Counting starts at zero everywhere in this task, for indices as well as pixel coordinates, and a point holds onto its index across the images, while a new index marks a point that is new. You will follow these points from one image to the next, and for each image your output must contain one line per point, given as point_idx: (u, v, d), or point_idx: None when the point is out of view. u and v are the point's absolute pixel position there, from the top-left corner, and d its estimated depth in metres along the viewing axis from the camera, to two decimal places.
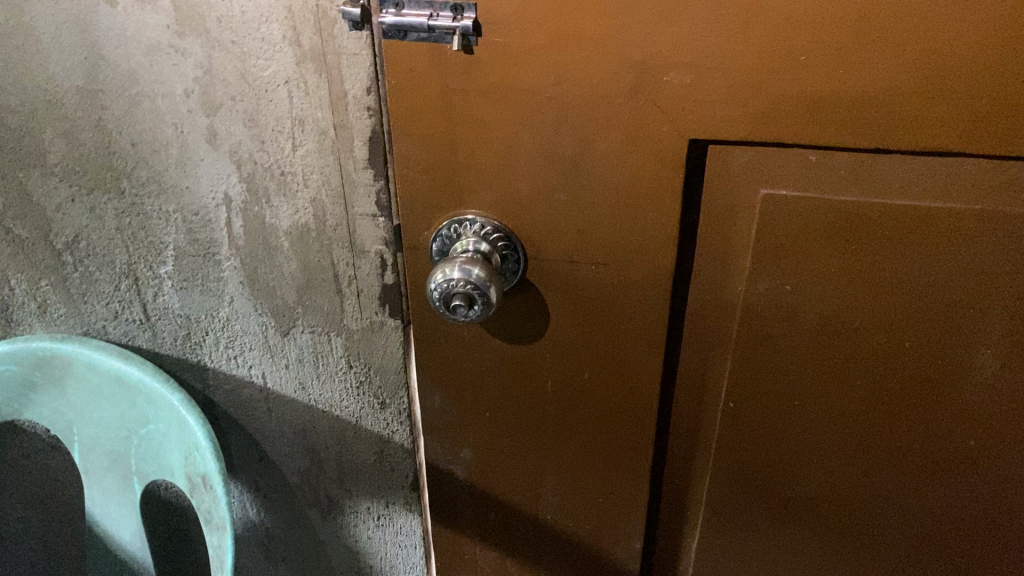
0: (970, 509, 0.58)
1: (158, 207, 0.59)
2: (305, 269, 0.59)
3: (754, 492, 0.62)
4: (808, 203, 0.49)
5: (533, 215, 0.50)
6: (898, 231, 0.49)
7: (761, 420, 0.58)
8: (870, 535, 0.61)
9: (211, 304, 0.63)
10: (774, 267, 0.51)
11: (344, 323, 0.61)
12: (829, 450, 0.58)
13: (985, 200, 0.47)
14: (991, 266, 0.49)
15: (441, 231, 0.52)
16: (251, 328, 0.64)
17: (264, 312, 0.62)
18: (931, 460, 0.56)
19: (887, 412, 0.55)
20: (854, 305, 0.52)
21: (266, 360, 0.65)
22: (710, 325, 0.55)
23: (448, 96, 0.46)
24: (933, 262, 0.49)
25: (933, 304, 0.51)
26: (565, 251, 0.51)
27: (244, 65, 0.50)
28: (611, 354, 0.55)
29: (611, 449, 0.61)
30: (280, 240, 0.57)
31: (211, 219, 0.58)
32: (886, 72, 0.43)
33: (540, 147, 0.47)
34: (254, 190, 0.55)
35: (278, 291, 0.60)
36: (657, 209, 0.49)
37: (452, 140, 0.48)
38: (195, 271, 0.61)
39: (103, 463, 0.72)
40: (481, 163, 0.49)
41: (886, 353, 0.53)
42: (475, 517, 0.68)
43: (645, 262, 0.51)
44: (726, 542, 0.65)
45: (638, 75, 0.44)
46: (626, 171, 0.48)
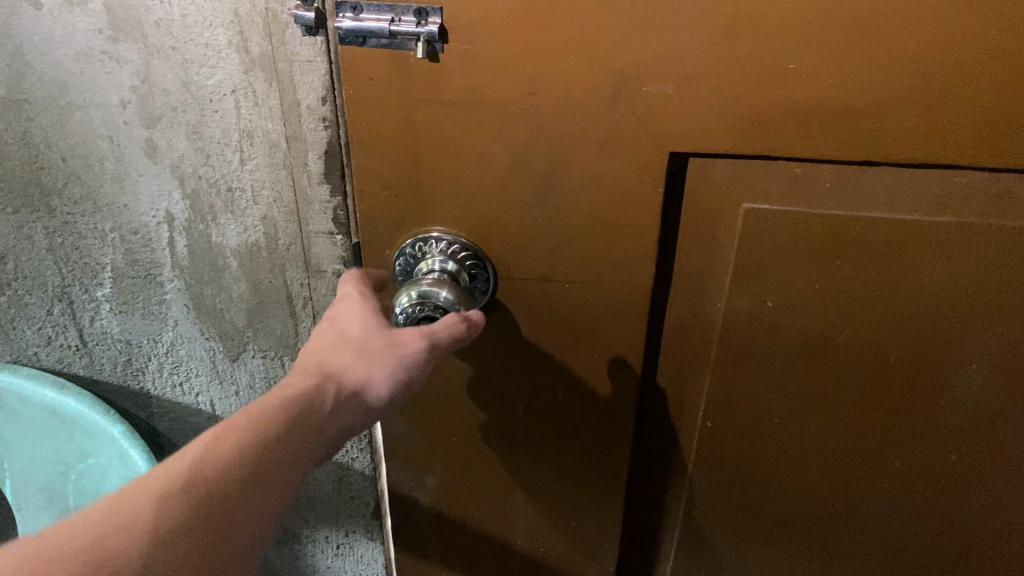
0: (953, 525, 0.57)
1: (94, 227, 0.54)
2: (255, 290, 0.55)
3: (731, 513, 0.59)
4: (788, 220, 0.46)
5: (504, 232, 0.47)
6: (882, 247, 0.46)
7: (739, 440, 0.56)
8: (849, 553, 0.60)
9: (154, 328, 0.59)
10: (751, 285, 0.49)
11: (298, 346, 0.58)
12: (807, 470, 0.56)
13: (975, 212, 0.45)
14: (977, 283, 0.47)
15: (404, 249, 0.48)
16: (197, 353, 0.60)
17: (212, 336, 0.58)
18: (913, 477, 0.55)
19: (869, 430, 0.53)
20: (838, 322, 0.49)
21: (215, 386, 0.62)
22: (687, 343, 0.53)
23: (412, 106, 0.43)
24: (920, 278, 0.47)
25: (917, 322, 0.49)
26: (538, 268, 0.49)
27: (186, 73, 0.46)
28: (586, 375, 0.53)
29: (584, 470, 0.58)
30: (228, 260, 0.54)
31: (151, 238, 0.54)
32: (877, 82, 0.41)
33: (512, 160, 0.44)
34: (198, 208, 0.52)
35: (227, 313, 0.57)
36: (635, 224, 0.46)
37: (417, 153, 0.45)
38: (136, 293, 0.57)
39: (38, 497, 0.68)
40: (447, 178, 0.46)
41: (869, 371, 0.51)
42: (441, 545, 0.64)
43: (622, 280, 0.48)
44: (702, 563, 0.63)
45: (617, 85, 0.41)
46: (602, 185, 0.45)
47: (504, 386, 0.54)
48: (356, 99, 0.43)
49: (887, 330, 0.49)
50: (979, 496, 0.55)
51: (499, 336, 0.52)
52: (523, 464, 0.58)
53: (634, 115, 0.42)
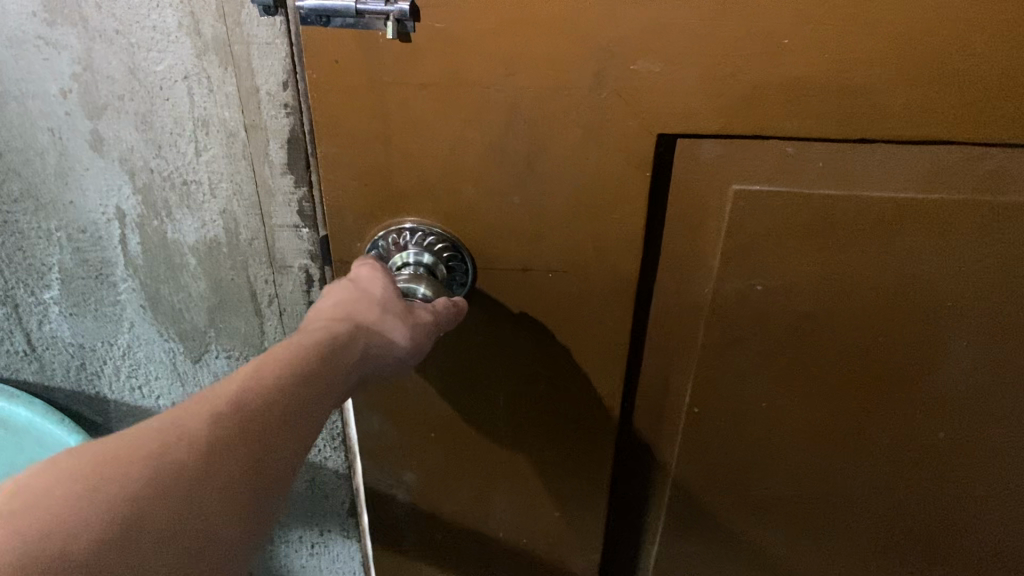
0: (942, 501, 0.56)
1: (38, 225, 0.51)
2: (216, 288, 0.52)
3: (719, 498, 0.58)
4: (779, 200, 0.44)
5: (483, 221, 0.44)
6: (874, 226, 0.45)
7: (727, 426, 0.54)
8: (837, 533, 0.59)
9: (108, 331, 0.56)
10: (740, 268, 0.47)
11: (264, 346, 0.55)
12: (796, 452, 0.55)
13: (970, 189, 0.43)
14: (971, 259, 0.45)
15: (377, 241, 0.46)
16: (156, 356, 0.57)
17: (171, 337, 0.56)
18: (903, 456, 0.54)
19: (858, 411, 0.52)
20: (827, 304, 0.48)
21: (175, 389, 0.59)
22: (673, 329, 0.51)
23: (382, 90, 0.40)
24: (913, 256, 0.45)
25: (909, 301, 0.47)
26: (520, 259, 0.46)
27: (133, 58, 0.42)
28: (569, 363, 0.51)
29: (567, 458, 0.56)
30: (185, 257, 0.51)
31: (101, 237, 0.51)
32: (876, 58, 0.38)
33: (491, 145, 0.42)
34: (151, 203, 0.48)
35: (186, 314, 0.54)
36: (622, 210, 0.44)
37: (388, 140, 0.42)
38: (87, 294, 0.54)
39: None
40: (421, 166, 0.43)
41: (860, 352, 0.50)
42: (421, 540, 0.62)
43: (609, 268, 0.46)
44: (688, 547, 0.62)
45: (602, 64, 0.39)
46: (588, 169, 0.42)
47: (486, 377, 0.52)
48: (321, 83, 0.40)
49: (878, 310, 0.48)
50: (970, 472, 0.54)
51: (480, 327, 0.50)
52: (505, 456, 0.56)
53: (621, 96, 0.40)
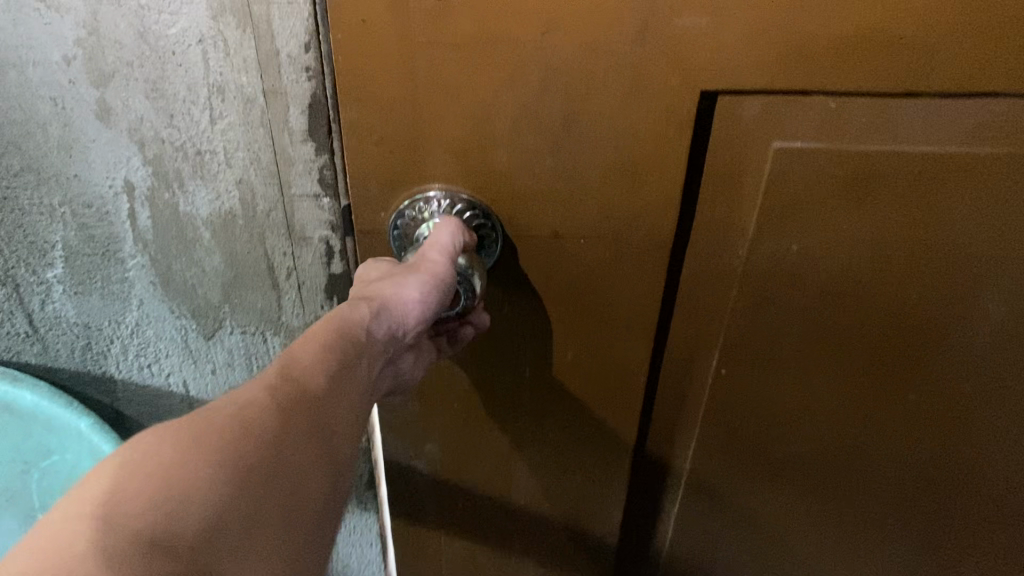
0: (964, 447, 0.56)
1: (41, 201, 0.51)
2: (230, 262, 0.53)
3: (743, 452, 0.58)
4: (816, 157, 0.43)
5: (515, 187, 0.43)
6: (912, 184, 0.43)
7: (754, 386, 0.54)
8: (860, 482, 0.59)
9: (115, 309, 0.57)
10: (772, 228, 0.46)
11: (281, 318, 0.56)
12: (821, 409, 0.54)
13: (1015, 143, 0.42)
14: (1009, 215, 0.44)
15: (403, 211, 0.44)
16: (166, 332, 0.58)
17: (182, 313, 0.57)
18: (929, 408, 0.54)
19: (887, 369, 0.52)
20: (862, 264, 0.47)
21: (187, 364, 0.61)
22: (704, 293, 0.50)
23: (410, 51, 0.38)
24: (950, 213, 0.44)
25: (940, 260, 0.46)
26: (552, 225, 0.44)
27: (143, 22, 0.41)
28: (598, 332, 0.49)
29: (593, 426, 0.55)
30: (198, 230, 0.51)
31: (108, 211, 0.51)
32: (934, 9, 0.36)
33: (525, 108, 0.39)
34: (163, 175, 0.48)
35: (198, 290, 0.55)
36: (659, 172, 0.42)
37: (416, 104, 0.40)
38: (93, 271, 0.55)
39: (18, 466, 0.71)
40: (451, 130, 0.40)
41: (893, 311, 0.49)
42: (441, 508, 0.61)
43: (642, 231, 0.44)
44: (710, 499, 0.62)
45: (646, 20, 0.36)
46: (626, 130, 0.40)
47: (510, 345, 0.51)
48: (345, 46, 0.38)
49: (909, 270, 0.47)
50: (994, 419, 0.54)
51: (507, 296, 0.48)
52: (529, 423, 0.55)
53: (664, 53, 0.38)
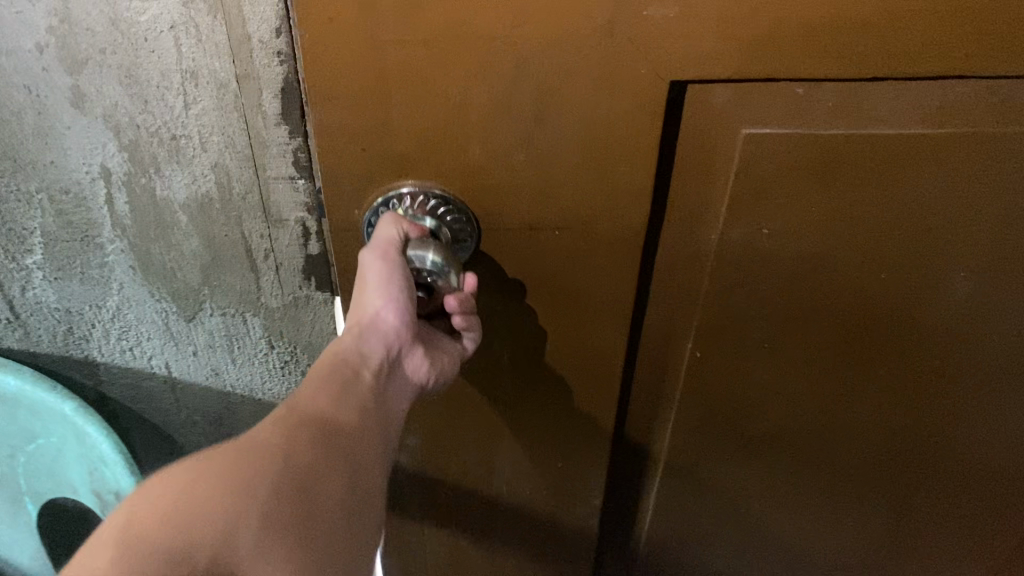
0: (932, 422, 0.58)
1: (18, 188, 0.51)
2: (209, 245, 0.53)
3: (719, 433, 0.59)
4: (787, 142, 0.43)
5: (489, 179, 0.43)
6: (883, 162, 0.44)
7: (728, 368, 0.54)
8: (833, 456, 0.60)
9: (96, 294, 0.57)
10: (746, 211, 0.46)
11: (262, 301, 0.56)
12: (797, 385, 0.55)
13: (977, 121, 0.43)
14: (979, 184, 0.45)
15: (378, 207, 0.44)
16: (148, 316, 0.59)
17: (163, 297, 0.57)
18: (897, 384, 0.55)
19: (856, 347, 0.53)
20: (830, 245, 0.47)
21: (170, 347, 0.61)
22: (677, 276, 0.51)
23: (381, 48, 0.38)
24: (916, 192, 0.45)
25: (915, 231, 0.47)
26: (527, 215, 0.45)
27: (114, 9, 0.42)
28: (574, 321, 0.50)
29: (572, 413, 0.56)
30: (176, 213, 0.51)
31: (86, 198, 0.51)
32: None
33: (496, 100, 0.40)
34: (139, 160, 0.49)
35: (179, 273, 0.55)
36: (631, 161, 0.42)
37: (388, 98, 0.40)
38: (73, 257, 0.55)
39: (17, 464, 0.72)
40: (424, 124, 0.41)
41: (860, 290, 0.50)
42: (424, 499, 0.62)
43: (616, 220, 0.45)
44: (689, 479, 0.63)
45: (616, 8, 0.37)
46: (597, 120, 0.41)
47: (490, 334, 0.51)
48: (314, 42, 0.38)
49: (885, 244, 0.47)
50: (972, 385, 0.55)
51: (485, 285, 0.49)
52: (511, 411, 0.56)
53: (633, 42, 0.38)
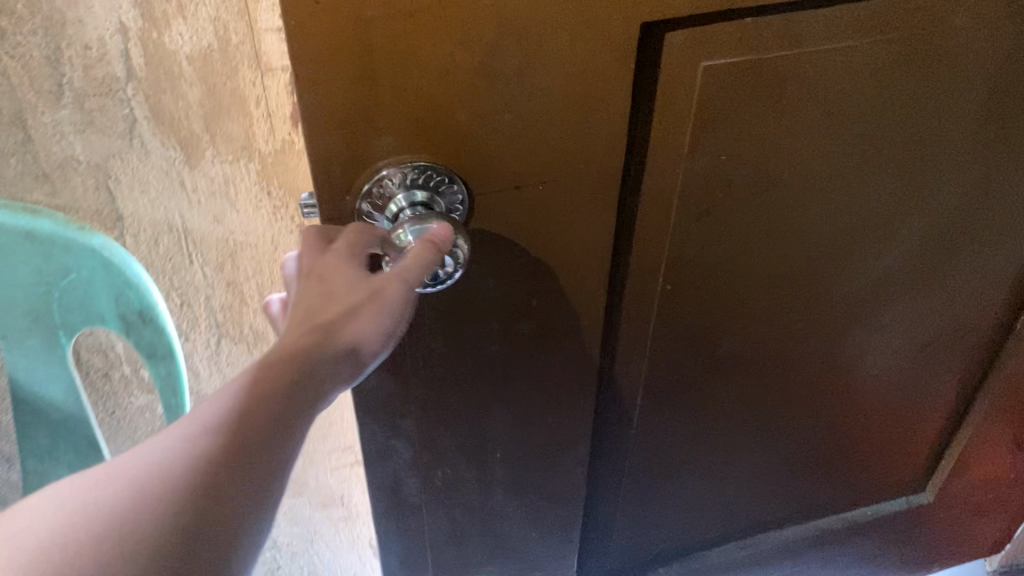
0: (869, 299, 0.63)
1: (47, 49, 0.54)
2: (211, 93, 0.56)
3: (691, 357, 0.61)
4: (738, 70, 0.44)
5: (473, 159, 0.41)
6: (827, 68, 0.46)
7: (694, 296, 0.56)
8: (796, 349, 0.64)
9: (115, 147, 0.59)
10: (708, 139, 0.46)
11: (256, 147, 0.59)
12: (749, 300, 0.58)
13: (901, 24, 0.46)
14: (904, 78, 0.49)
15: (365, 195, 0.40)
16: (161, 169, 0.60)
17: (173, 146, 0.59)
18: (833, 276, 0.60)
19: (800, 248, 0.56)
20: (776, 159, 0.49)
21: (179, 198, 0.62)
22: (647, 220, 0.49)
23: (366, 22, 0.35)
24: (851, 90, 0.48)
25: (861, 136, 0.51)
26: (510, 177, 0.42)
27: None
28: (562, 266, 0.48)
29: (560, 379, 0.55)
30: (182, 66, 0.55)
31: (108, 53, 0.54)
32: None
33: (484, 63, 0.37)
34: (152, 13, 0.53)
35: (184, 123, 0.58)
36: (607, 107, 0.41)
37: (371, 89, 0.37)
38: (97, 111, 0.57)
39: (22, 324, 0.64)
40: (395, 107, 0.38)
41: (801, 197, 0.53)
42: (425, 483, 0.58)
43: (593, 174, 0.44)
44: (666, 412, 0.65)
45: None
46: (582, 70, 0.39)
47: (483, 309, 0.48)
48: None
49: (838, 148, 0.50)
50: (877, 283, 0.62)
51: (474, 262, 0.46)
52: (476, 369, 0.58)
53: None
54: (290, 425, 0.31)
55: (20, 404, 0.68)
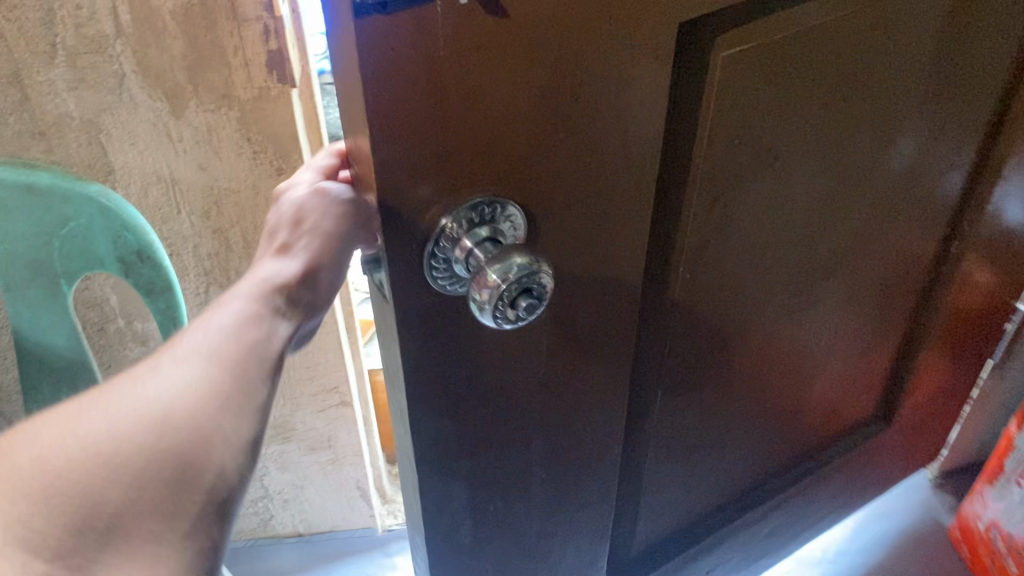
0: (843, 260, 0.64)
1: (41, 7, 0.60)
2: (192, 47, 0.62)
3: (702, 347, 0.59)
4: (750, 58, 0.43)
5: (520, 185, 0.38)
6: (818, 41, 0.46)
7: (702, 288, 0.54)
8: (787, 320, 0.64)
9: (107, 102, 0.65)
10: (721, 128, 0.45)
11: (234, 94, 0.65)
12: (748, 283, 0.57)
13: None
14: (880, 43, 0.49)
15: (428, 257, 0.38)
16: (147, 119, 0.66)
17: (159, 98, 0.65)
18: (818, 244, 0.60)
19: (793, 223, 0.56)
20: (777, 137, 0.49)
21: (165, 146, 0.68)
22: (667, 216, 0.48)
23: (433, 54, 0.32)
24: (839, 59, 0.48)
25: (837, 108, 0.51)
26: (551, 201, 0.40)
27: None
28: (599, 284, 0.46)
29: (598, 392, 0.53)
30: (165, 22, 0.61)
31: (98, 11, 0.60)
32: None
33: (531, 85, 0.35)
34: None
35: (168, 75, 0.63)
36: (641, 116, 0.40)
37: (432, 130, 0.34)
38: (88, 68, 0.63)
39: (23, 274, 0.68)
40: (454, 143, 0.35)
41: (793, 173, 0.52)
42: (471, 510, 0.55)
43: (629, 186, 0.42)
44: (684, 405, 0.64)
45: None
46: (618, 81, 0.38)
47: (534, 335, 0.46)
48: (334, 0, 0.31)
49: (813, 127, 0.50)
50: (851, 244, 0.63)
51: None
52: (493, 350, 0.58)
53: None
54: (258, 377, 0.37)
55: (23, 355, 0.73)
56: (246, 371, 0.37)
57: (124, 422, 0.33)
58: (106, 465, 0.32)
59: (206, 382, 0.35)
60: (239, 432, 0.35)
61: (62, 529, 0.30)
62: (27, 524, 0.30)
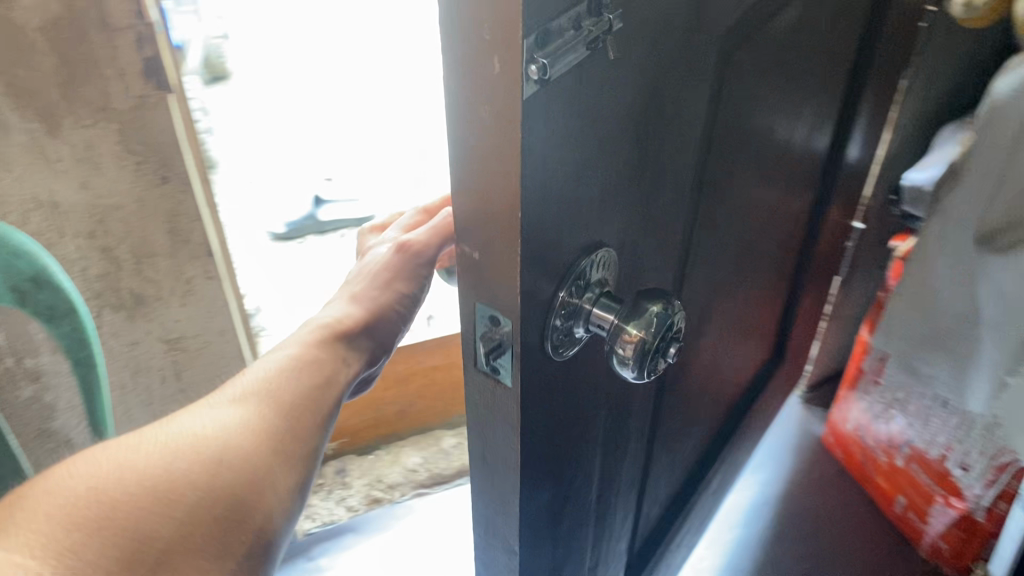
0: (763, 236, 0.69)
1: None
2: (64, 62, 0.62)
3: (683, 353, 0.61)
4: (729, 73, 0.46)
5: (591, 237, 0.38)
6: (762, 47, 0.49)
7: (688, 297, 0.56)
8: (730, 303, 0.68)
9: None
10: (708, 144, 0.47)
11: (111, 107, 0.65)
12: (711, 280, 0.60)
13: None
14: (791, 38, 0.54)
15: (552, 339, 0.37)
16: (19, 144, 0.64)
17: (33, 120, 0.63)
18: (750, 229, 0.64)
19: (738, 217, 0.59)
20: (735, 141, 0.52)
21: (42, 171, 0.66)
22: (677, 238, 0.49)
23: (559, 117, 0.30)
24: (771, 60, 0.52)
25: (766, 105, 0.55)
26: (608, 245, 0.40)
27: None
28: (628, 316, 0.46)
29: (619, 412, 0.53)
30: (31, 39, 0.60)
31: None
32: None
33: (608, 134, 0.35)
34: None
35: (40, 94, 0.62)
36: (664, 142, 0.41)
37: (551, 193, 0.32)
38: None
39: None
40: (562, 205, 0.34)
41: (741, 171, 0.55)
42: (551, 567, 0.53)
43: (649, 211, 0.43)
44: (669, 409, 0.65)
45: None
46: (655, 114, 0.39)
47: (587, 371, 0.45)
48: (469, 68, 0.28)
49: (764, 100, 0.54)
50: (767, 220, 0.68)
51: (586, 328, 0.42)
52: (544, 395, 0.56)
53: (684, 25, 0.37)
54: (312, 427, 0.42)
55: None
56: (316, 404, 0.43)
57: (189, 457, 0.35)
58: (156, 496, 0.33)
59: (271, 429, 0.40)
60: (289, 486, 0.38)
61: (110, 557, 0.31)
62: (78, 555, 0.30)
